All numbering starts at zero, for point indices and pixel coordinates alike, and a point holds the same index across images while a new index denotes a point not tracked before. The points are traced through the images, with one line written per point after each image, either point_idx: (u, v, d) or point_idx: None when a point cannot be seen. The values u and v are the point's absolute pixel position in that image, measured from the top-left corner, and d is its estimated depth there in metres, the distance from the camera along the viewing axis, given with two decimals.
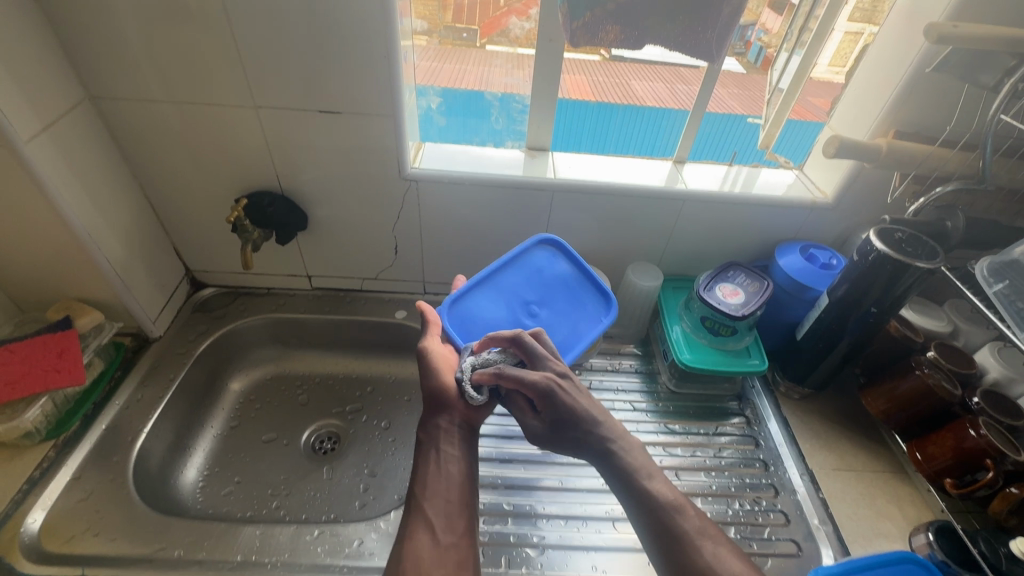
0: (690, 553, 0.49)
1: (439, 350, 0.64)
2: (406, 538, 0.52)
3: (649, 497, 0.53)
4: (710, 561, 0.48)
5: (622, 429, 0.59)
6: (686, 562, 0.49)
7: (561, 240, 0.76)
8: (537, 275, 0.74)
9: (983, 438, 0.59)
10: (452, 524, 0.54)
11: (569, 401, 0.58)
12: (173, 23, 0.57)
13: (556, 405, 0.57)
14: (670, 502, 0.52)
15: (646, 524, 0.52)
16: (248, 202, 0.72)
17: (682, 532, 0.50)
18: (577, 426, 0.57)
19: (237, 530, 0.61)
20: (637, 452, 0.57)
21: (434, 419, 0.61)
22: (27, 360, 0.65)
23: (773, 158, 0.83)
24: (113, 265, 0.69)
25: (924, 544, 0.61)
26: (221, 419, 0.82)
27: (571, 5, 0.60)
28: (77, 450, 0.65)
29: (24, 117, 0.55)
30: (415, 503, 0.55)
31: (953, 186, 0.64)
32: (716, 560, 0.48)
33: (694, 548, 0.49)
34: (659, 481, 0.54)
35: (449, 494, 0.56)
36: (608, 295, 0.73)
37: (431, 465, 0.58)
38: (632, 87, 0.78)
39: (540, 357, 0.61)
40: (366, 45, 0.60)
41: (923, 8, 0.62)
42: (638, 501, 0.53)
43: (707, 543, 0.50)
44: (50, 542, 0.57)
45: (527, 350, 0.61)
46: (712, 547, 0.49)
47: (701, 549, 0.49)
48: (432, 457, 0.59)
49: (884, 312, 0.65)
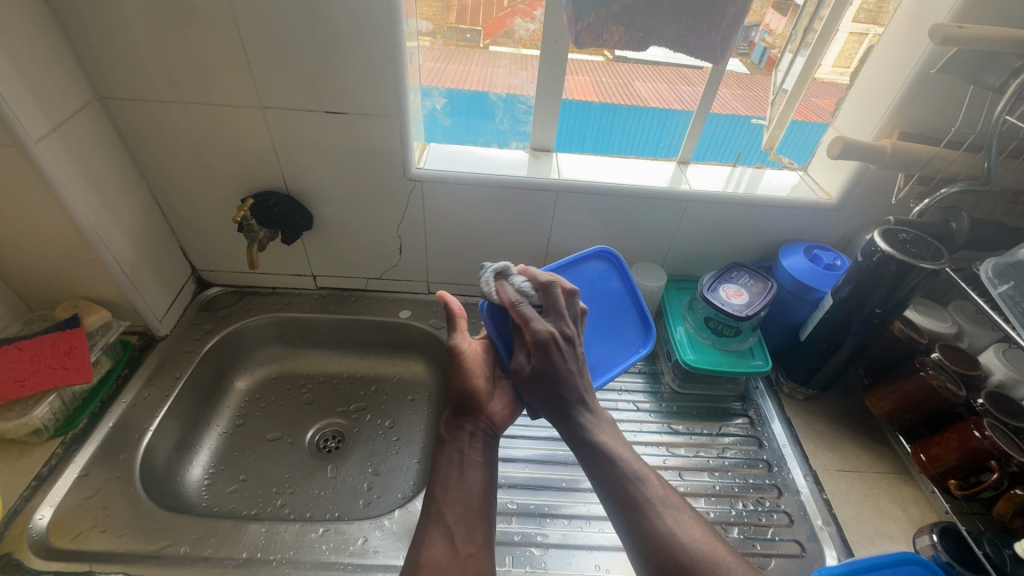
0: (652, 519, 0.49)
1: (467, 347, 0.68)
2: (424, 544, 0.53)
3: (613, 467, 0.53)
4: (671, 527, 0.49)
5: (596, 404, 0.59)
6: (649, 528, 0.49)
7: (618, 257, 0.75)
8: (588, 287, 0.73)
9: (988, 439, 0.58)
10: (471, 536, 0.54)
11: (560, 361, 0.57)
12: (181, 24, 0.58)
13: (548, 359, 0.57)
14: (634, 472, 0.53)
15: (611, 492, 0.53)
16: (254, 202, 0.72)
17: (644, 500, 0.51)
18: (558, 387, 0.57)
19: (242, 528, 0.61)
20: (606, 426, 0.58)
21: (461, 422, 0.64)
22: (36, 358, 0.65)
23: (777, 158, 0.83)
24: (120, 264, 0.70)
25: (928, 546, 0.61)
26: (227, 418, 0.82)
27: (575, 6, 0.60)
28: (85, 448, 0.66)
29: (35, 117, 0.56)
30: (435, 507, 0.56)
31: (958, 186, 0.64)
32: (676, 526, 0.49)
33: (657, 515, 0.50)
34: (625, 453, 0.55)
35: (469, 501, 0.57)
36: (648, 324, 0.72)
37: (455, 469, 0.59)
38: (635, 88, 0.78)
39: (556, 308, 0.59)
40: (372, 47, 0.61)
41: (929, 9, 0.62)
42: (605, 471, 0.54)
43: (668, 511, 0.50)
44: (58, 538, 0.58)
45: (550, 297, 0.60)
46: (674, 515, 0.50)
47: (664, 516, 0.49)
48: (454, 463, 0.60)
49: (888, 313, 0.65)
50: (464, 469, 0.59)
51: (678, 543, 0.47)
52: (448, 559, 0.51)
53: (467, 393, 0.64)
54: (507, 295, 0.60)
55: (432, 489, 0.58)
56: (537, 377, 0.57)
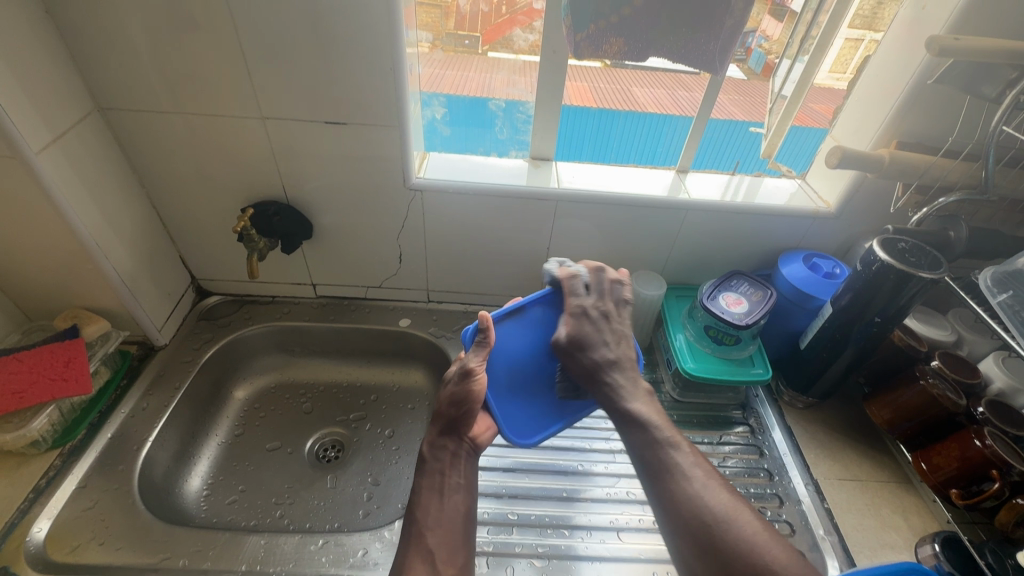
0: (679, 482, 0.49)
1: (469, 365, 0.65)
2: (402, 568, 0.52)
3: (648, 432, 0.54)
4: (696, 490, 0.48)
5: (634, 375, 0.60)
6: (673, 490, 0.49)
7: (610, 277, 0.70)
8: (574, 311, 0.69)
9: (989, 448, 0.59)
10: (453, 558, 0.53)
11: (591, 329, 0.62)
12: (181, 36, 0.58)
13: (580, 326, 0.63)
14: (666, 438, 0.53)
15: (641, 456, 0.53)
16: (255, 212, 0.73)
17: (674, 465, 0.50)
18: (587, 349, 0.61)
19: (242, 539, 0.61)
20: (643, 396, 0.58)
21: (443, 441, 0.62)
22: (34, 368, 0.65)
23: (776, 166, 0.82)
24: (120, 274, 0.70)
25: (930, 556, 0.61)
26: (226, 427, 0.82)
27: (574, 18, 0.60)
28: (84, 459, 0.66)
29: (36, 128, 0.56)
30: (416, 528, 0.55)
31: (957, 195, 0.64)
32: (701, 487, 0.48)
33: (683, 479, 0.49)
34: (659, 421, 0.55)
35: (452, 524, 0.56)
36: None
37: (435, 492, 0.58)
38: (633, 93, 0.80)
39: (603, 288, 0.67)
40: (373, 56, 0.61)
41: (924, 21, 0.63)
42: (638, 438, 0.54)
43: (697, 475, 0.49)
44: (56, 551, 0.57)
45: (598, 279, 0.68)
46: (702, 479, 0.49)
47: (690, 479, 0.49)
48: (432, 491, 0.58)
49: (888, 322, 0.65)
50: (444, 493, 0.58)
51: (703, 506, 0.47)
52: None
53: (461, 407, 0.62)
54: (564, 270, 0.69)
55: (412, 510, 0.57)
56: (569, 343, 0.62)
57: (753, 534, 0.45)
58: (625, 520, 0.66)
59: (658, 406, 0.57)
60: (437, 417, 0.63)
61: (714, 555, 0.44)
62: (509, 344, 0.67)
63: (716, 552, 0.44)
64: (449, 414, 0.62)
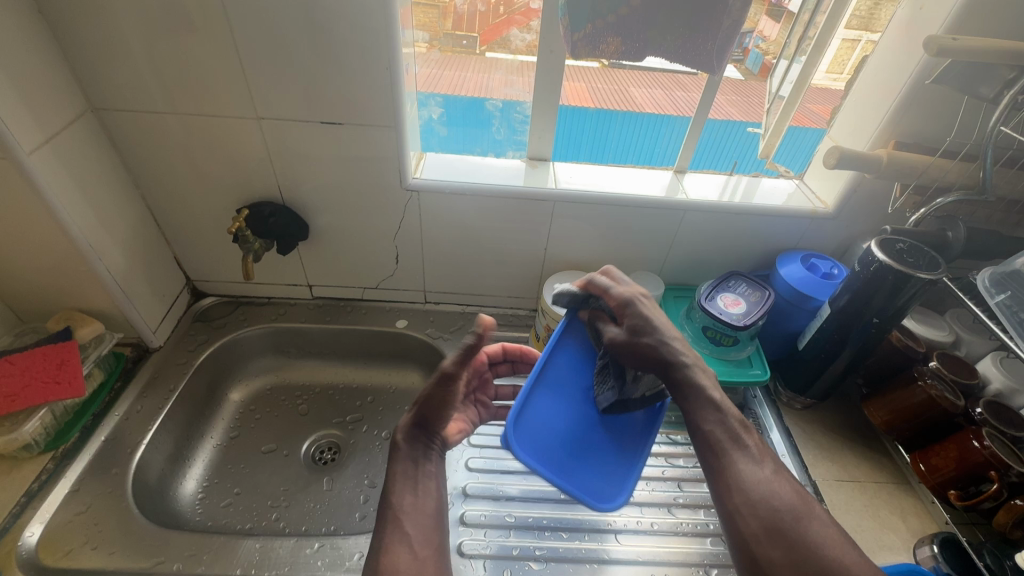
0: (751, 466, 0.46)
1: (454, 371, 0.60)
2: (382, 550, 0.47)
3: (715, 411, 0.48)
4: (767, 481, 0.45)
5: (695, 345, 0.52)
6: (741, 478, 0.45)
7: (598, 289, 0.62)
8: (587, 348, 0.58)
9: (987, 450, 0.58)
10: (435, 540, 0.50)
11: (652, 314, 0.53)
12: (175, 36, 0.58)
13: (640, 314, 0.52)
14: (732, 418, 0.48)
15: (703, 434, 0.47)
16: (250, 213, 0.72)
17: (741, 449, 0.47)
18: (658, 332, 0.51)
19: (237, 543, 0.60)
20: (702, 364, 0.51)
21: (420, 435, 0.55)
22: (26, 372, 0.64)
23: (773, 167, 0.82)
24: (114, 276, 0.69)
25: (929, 557, 0.60)
26: (221, 430, 0.81)
27: (571, 18, 0.60)
28: (77, 462, 0.65)
29: (28, 129, 0.55)
30: (390, 513, 0.50)
31: (955, 196, 0.63)
32: (772, 476, 0.45)
33: (753, 468, 0.46)
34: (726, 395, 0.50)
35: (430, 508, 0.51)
36: None
37: (408, 480, 0.52)
38: (631, 94, 0.78)
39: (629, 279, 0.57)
40: (368, 56, 0.60)
41: (921, 21, 0.63)
42: (702, 414, 0.48)
43: (765, 463, 0.46)
44: (48, 556, 0.57)
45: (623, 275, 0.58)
46: (771, 466, 0.46)
47: (761, 464, 0.46)
48: (406, 477, 0.52)
49: (885, 323, 0.65)
50: (419, 482, 0.52)
51: (774, 498, 0.44)
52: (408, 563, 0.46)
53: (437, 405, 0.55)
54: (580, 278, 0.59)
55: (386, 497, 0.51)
56: (634, 334, 0.51)
57: (823, 530, 0.43)
58: (623, 522, 0.66)
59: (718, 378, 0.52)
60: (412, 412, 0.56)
61: (782, 545, 0.42)
62: (545, 419, 0.54)
63: (785, 541, 0.42)
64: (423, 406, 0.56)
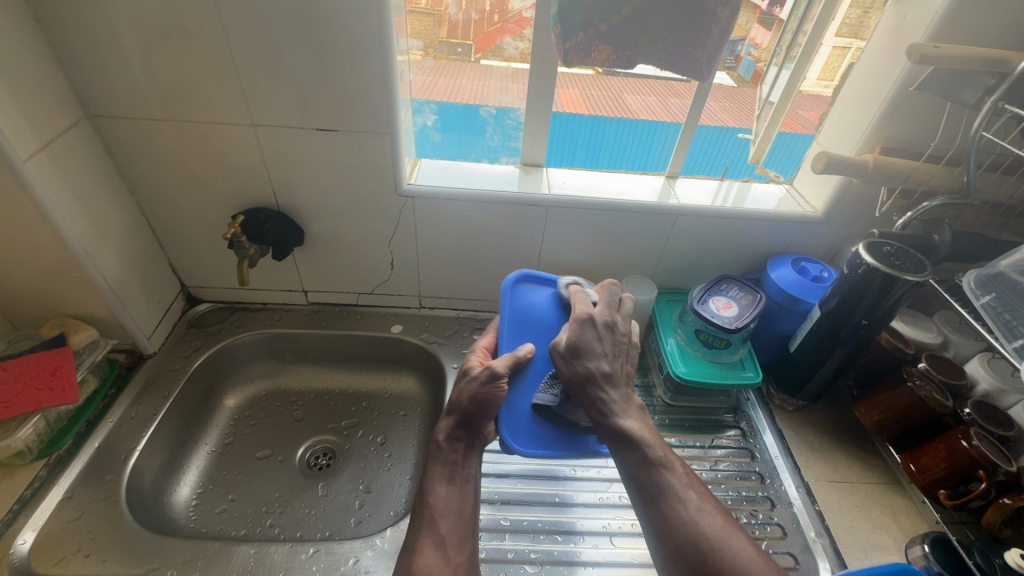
0: (675, 509, 0.50)
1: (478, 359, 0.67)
2: (415, 553, 0.53)
3: (640, 451, 0.54)
4: (692, 514, 0.49)
5: (627, 389, 0.59)
6: (669, 514, 0.50)
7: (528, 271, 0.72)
8: (532, 327, 0.68)
9: (975, 449, 0.59)
10: (463, 543, 0.54)
11: (593, 338, 0.60)
12: (170, 44, 0.58)
13: (582, 333, 0.61)
14: (660, 458, 0.53)
15: (634, 475, 0.54)
16: (245, 219, 0.73)
17: (668, 485, 0.52)
18: (585, 359, 0.59)
19: (232, 550, 0.60)
20: (635, 410, 0.58)
21: (460, 433, 0.62)
22: (20, 378, 0.64)
23: (763, 172, 0.84)
24: (109, 282, 0.69)
25: (919, 556, 0.61)
26: (216, 436, 0.81)
27: (563, 25, 0.61)
28: (70, 469, 0.65)
29: (23, 136, 0.56)
30: (428, 514, 0.56)
31: (939, 201, 0.65)
32: (697, 514, 0.49)
33: (678, 502, 0.50)
34: (652, 438, 0.55)
35: (461, 508, 0.56)
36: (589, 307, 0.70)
37: (445, 479, 0.59)
38: (625, 101, 0.78)
39: (608, 303, 0.64)
40: (362, 65, 0.61)
41: (906, 27, 0.64)
42: (630, 456, 0.54)
43: (691, 497, 0.51)
44: (40, 563, 0.56)
45: (608, 292, 0.65)
46: (696, 503, 0.50)
47: (685, 503, 0.50)
48: (443, 476, 0.59)
49: (875, 325, 0.66)
50: (452, 481, 0.59)
51: (699, 532, 0.48)
52: (438, 567, 0.51)
53: (475, 399, 0.61)
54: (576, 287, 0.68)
55: (425, 496, 0.58)
56: (569, 352, 0.60)
57: (747, 558, 0.46)
58: (618, 525, 0.66)
59: (649, 419, 0.57)
60: (452, 409, 0.63)
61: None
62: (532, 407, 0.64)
63: None
64: (467, 409, 0.61)
